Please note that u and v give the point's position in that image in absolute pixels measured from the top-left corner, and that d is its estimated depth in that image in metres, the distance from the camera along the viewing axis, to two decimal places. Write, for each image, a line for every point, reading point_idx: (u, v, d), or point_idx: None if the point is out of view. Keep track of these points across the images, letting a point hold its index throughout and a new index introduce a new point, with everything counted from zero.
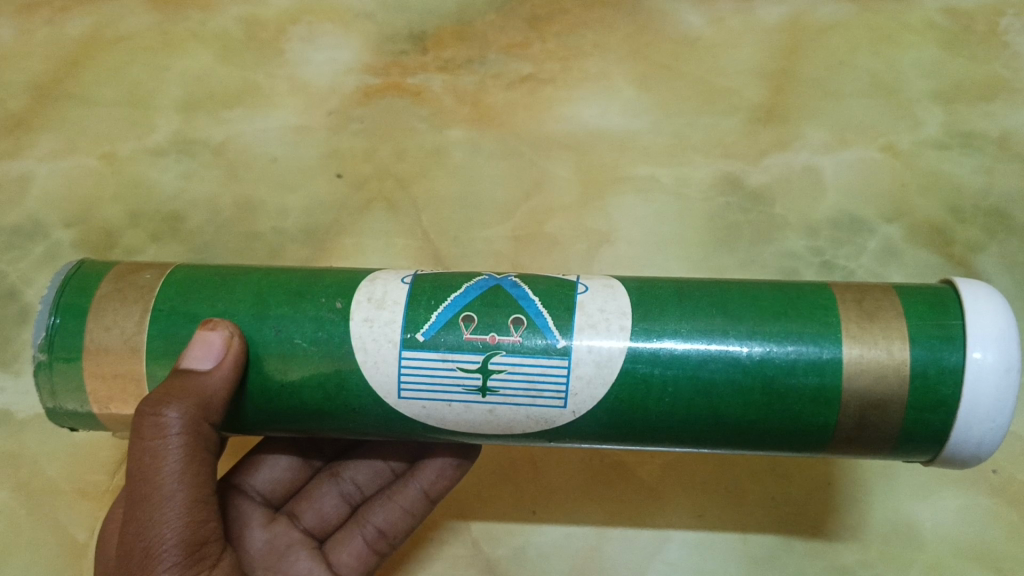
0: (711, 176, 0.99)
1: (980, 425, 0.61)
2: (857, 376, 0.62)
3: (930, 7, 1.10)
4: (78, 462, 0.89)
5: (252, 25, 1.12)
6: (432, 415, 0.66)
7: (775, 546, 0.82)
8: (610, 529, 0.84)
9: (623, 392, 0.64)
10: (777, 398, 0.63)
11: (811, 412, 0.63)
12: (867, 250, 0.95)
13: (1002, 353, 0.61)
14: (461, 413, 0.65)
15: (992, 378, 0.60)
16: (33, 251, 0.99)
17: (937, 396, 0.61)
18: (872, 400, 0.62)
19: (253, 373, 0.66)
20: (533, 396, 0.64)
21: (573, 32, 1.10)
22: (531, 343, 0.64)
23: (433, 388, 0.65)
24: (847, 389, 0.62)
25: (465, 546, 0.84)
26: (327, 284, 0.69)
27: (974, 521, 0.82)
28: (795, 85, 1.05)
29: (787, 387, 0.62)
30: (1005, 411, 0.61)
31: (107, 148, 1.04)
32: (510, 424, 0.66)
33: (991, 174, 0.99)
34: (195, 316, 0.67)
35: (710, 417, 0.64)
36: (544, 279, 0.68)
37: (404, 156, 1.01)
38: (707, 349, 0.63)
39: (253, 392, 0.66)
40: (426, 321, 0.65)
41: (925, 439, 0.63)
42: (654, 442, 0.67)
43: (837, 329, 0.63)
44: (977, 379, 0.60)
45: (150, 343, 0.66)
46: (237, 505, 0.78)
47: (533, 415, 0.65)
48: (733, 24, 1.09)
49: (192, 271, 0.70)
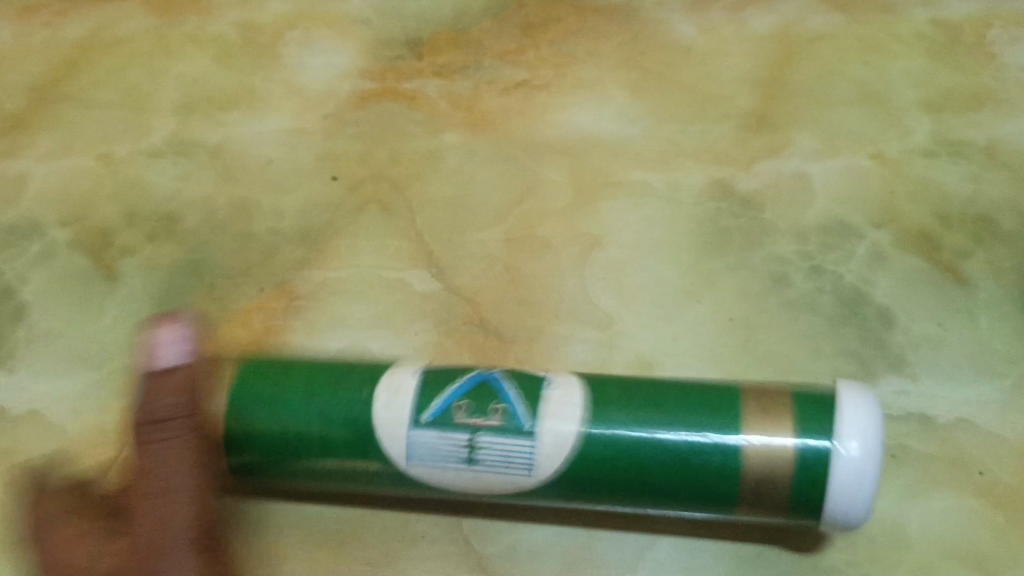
0: (702, 182, 1.00)
1: (846, 502, 0.70)
2: (755, 461, 0.71)
3: (919, 18, 1.12)
4: (73, 459, 0.85)
5: (249, 30, 1.13)
6: (431, 478, 0.76)
7: (761, 545, 0.81)
8: (599, 529, 0.82)
9: (574, 464, 0.73)
10: (689, 472, 0.72)
11: (716, 485, 0.72)
12: (856, 255, 0.95)
13: (869, 449, 0.69)
14: (452, 478, 0.75)
15: (853, 466, 0.69)
16: (29, 249, 0.98)
17: (812, 475, 0.70)
18: (762, 479, 0.71)
19: (278, 425, 0.77)
20: (506, 468, 0.74)
21: (566, 39, 1.12)
22: (509, 425, 0.74)
23: (432, 461, 0.75)
24: (745, 471, 0.71)
25: (456, 544, 0.81)
26: (355, 378, 0.79)
27: (959, 522, 0.81)
28: (785, 93, 1.06)
29: (697, 465, 0.72)
30: (863, 496, 0.70)
31: (104, 149, 1.05)
32: (490, 488, 0.75)
33: (978, 182, 1.00)
34: (240, 403, 0.78)
35: (623, 484, 0.74)
36: (524, 374, 0.77)
37: (400, 160, 1.02)
38: (640, 438, 0.73)
39: (268, 450, 0.78)
40: (428, 407, 0.75)
41: (804, 509, 0.71)
42: (597, 500, 0.75)
43: (734, 416, 0.73)
44: (841, 470, 0.69)
45: (223, 411, 0.78)
46: (244, 511, 0.82)
47: (506, 483, 0.74)
48: (724, 33, 1.11)
49: (250, 366, 0.80)
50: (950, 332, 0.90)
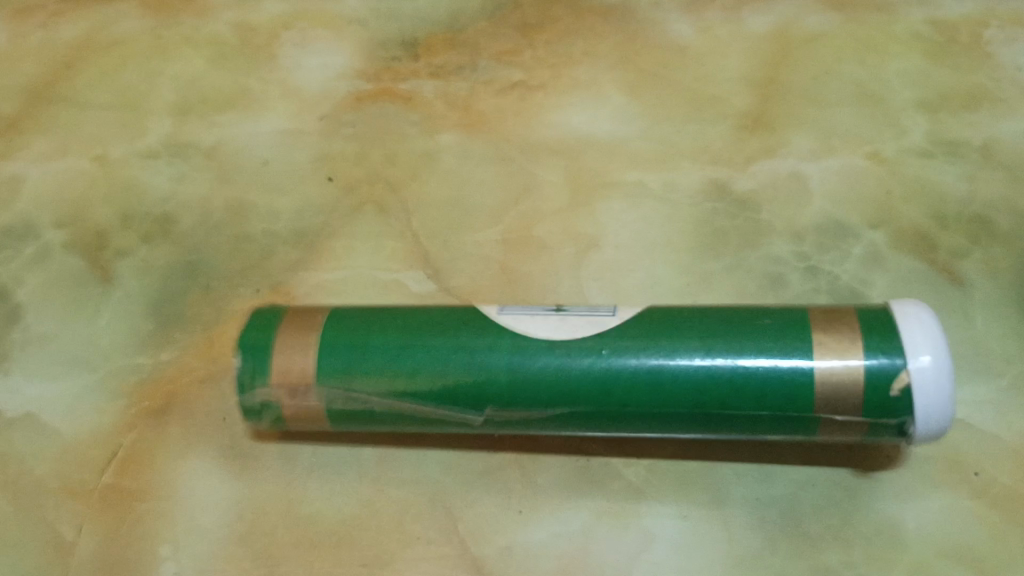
0: (699, 182, 1.00)
1: (930, 413, 0.68)
2: (827, 383, 0.70)
3: (915, 18, 1.12)
4: (66, 462, 0.84)
5: (245, 31, 1.13)
6: (519, 325, 0.75)
7: (759, 546, 0.80)
8: (596, 530, 0.81)
9: (663, 388, 0.72)
10: (761, 395, 0.71)
11: (784, 407, 0.71)
12: (852, 255, 0.95)
13: (939, 360, 0.69)
14: (541, 325, 0.75)
15: (931, 377, 0.68)
16: (23, 251, 0.98)
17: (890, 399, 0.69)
18: (838, 403, 0.70)
19: (384, 372, 0.74)
20: (594, 311, 0.77)
21: (562, 39, 1.12)
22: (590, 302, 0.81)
23: (522, 310, 0.77)
24: (818, 391, 0.70)
25: (452, 545, 0.79)
26: (433, 312, 0.78)
27: (955, 523, 0.80)
28: (781, 92, 1.06)
29: (765, 393, 0.71)
30: (945, 405, 0.69)
31: (100, 151, 1.05)
32: (576, 330, 0.75)
33: (974, 182, 1.00)
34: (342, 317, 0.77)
35: (710, 411, 0.72)
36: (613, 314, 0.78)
37: (396, 161, 1.02)
38: (722, 364, 0.71)
39: (360, 370, 0.74)
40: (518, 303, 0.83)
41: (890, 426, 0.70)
42: (679, 424, 0.74)
43: (805, 344, 0.71)
44: (921, 382, 0.68)
45: (318, 366, 0.74)
46: (263, 491, 0.82)
47: (593, 321, 0.75)
48: (720, 32, 1.11)
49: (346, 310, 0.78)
50: (945, 332, 0.90)
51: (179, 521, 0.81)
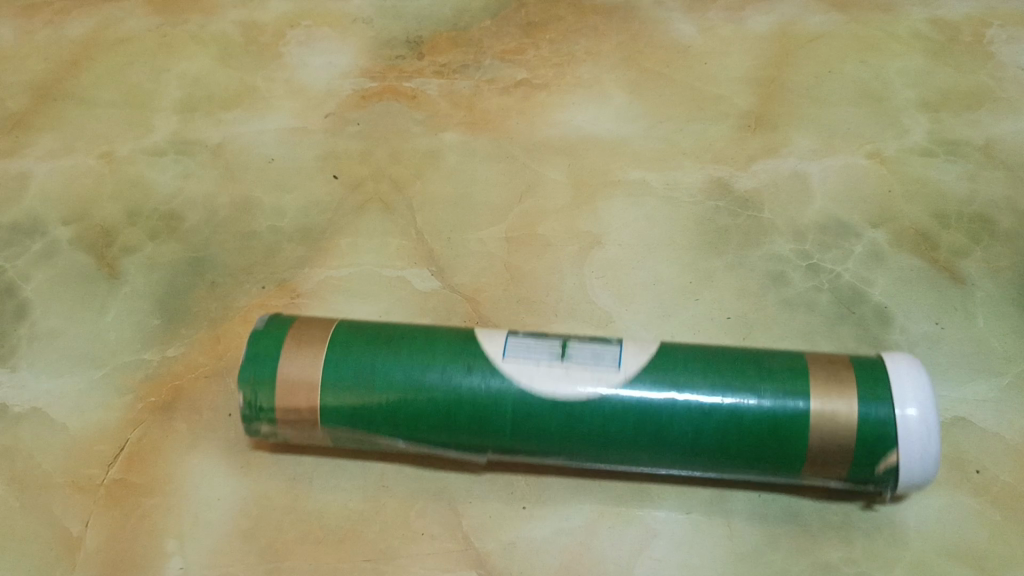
0: (701, 180, 1.01)
1: (918, 464, 0.70)
2: (821, 425, 0.71)
3: (916, 18, 1.15)
4: (73, 457, 0.85)
5: (251, 28, 1.16)
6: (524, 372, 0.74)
7: (761, 543, 0.80)
8: (598, 527, 0.81)
9: (664, 418, 0.73)
10: (751, 434, 0.72)
11: (775, 448, 0.72)
12: (854, 254, 0.95)
13: (926, 413, 0.70)
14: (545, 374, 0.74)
15: (920, 430, 0.70)
16: (31, 247, 0.98)
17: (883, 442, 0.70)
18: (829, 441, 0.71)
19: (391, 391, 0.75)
20: (597, 360, 0.75)
21: (564, 39, 1.14)
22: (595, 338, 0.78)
23: (527, 354, 0.75)
24: (812, 435, 0.71)
25: (455, 541, 0.80)
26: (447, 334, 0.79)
27: (956, 521, 0.81)
28: (783, 91, 1.07)
29: (759, 433, 0.72)
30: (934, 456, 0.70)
31: (107, 148, 1.05)
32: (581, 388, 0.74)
33: (975, 180, 1.00)
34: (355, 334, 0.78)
35: (708, 444, 0.73)
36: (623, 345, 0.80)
37: (400, 159, 1.03)
38: (722, 402, 0.73)
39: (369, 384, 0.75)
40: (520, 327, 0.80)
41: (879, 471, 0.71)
42: (672, 459, 0.75)
43: (803, 387, 0.72)
44: (908, 434, 0.70)
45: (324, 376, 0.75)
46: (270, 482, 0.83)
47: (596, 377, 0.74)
48: (723, 31, 1.13)
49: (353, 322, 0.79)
50: (948, 330, 0.90)
51: (185, 516, 0.81)
